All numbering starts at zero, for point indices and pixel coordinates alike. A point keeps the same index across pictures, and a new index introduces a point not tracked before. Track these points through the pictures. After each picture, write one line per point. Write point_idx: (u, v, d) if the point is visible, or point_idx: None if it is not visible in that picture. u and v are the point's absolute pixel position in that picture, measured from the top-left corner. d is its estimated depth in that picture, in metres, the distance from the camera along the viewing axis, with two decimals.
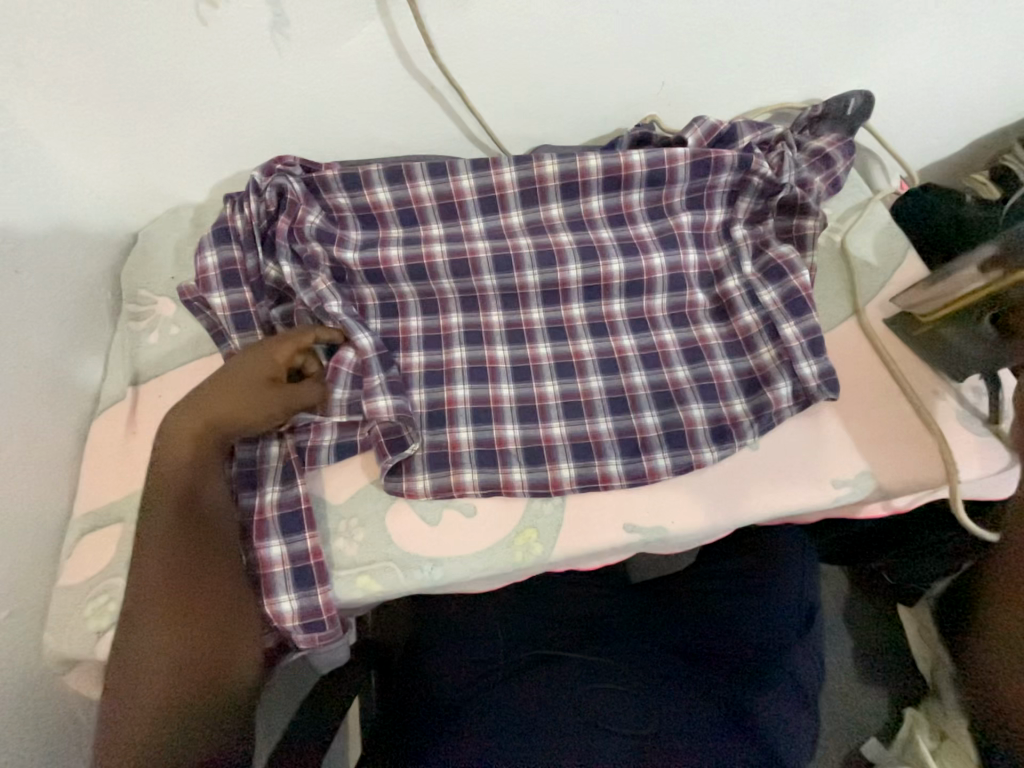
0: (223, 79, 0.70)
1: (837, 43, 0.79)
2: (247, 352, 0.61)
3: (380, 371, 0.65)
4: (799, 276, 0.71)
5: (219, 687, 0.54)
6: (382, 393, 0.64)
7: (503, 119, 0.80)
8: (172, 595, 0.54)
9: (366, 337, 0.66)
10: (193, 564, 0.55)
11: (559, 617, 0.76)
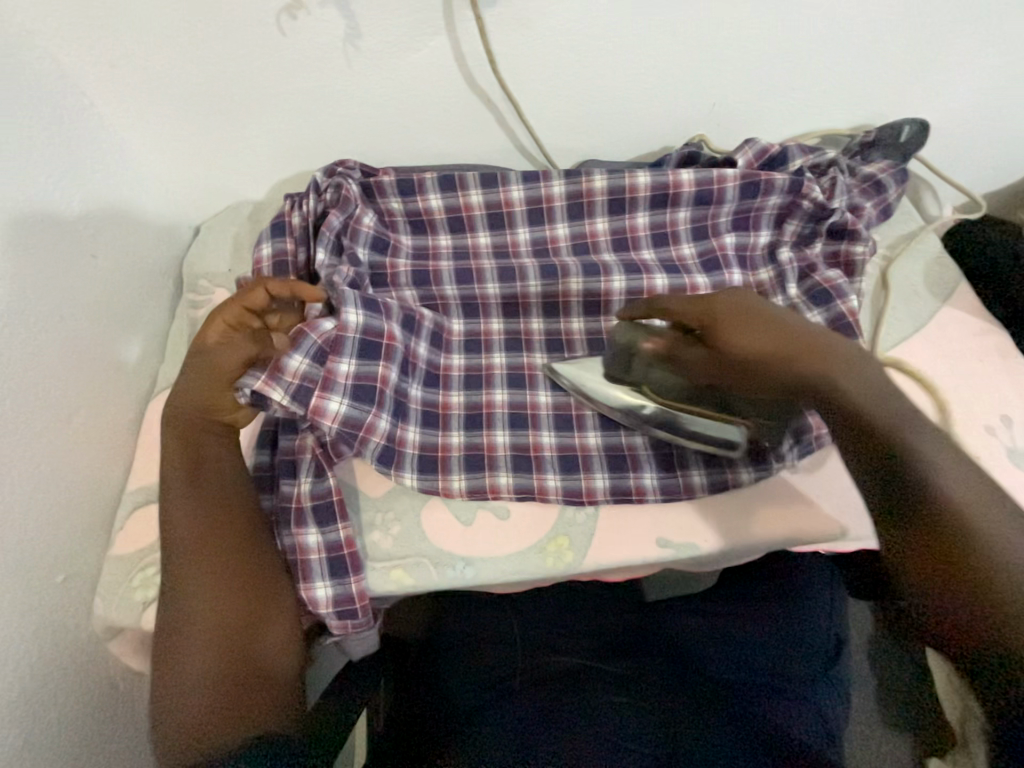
0: (294, 86, 0.74)
1: (894, 71, 0.79)
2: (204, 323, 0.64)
3: (350, 354, 0.64)
4: (847, 301, 0.70)
5: (259, 645, 0.56)
6: (338, 391, 0.62)
7: (554, 134, 0.82)
8: (206, 557, 0.57)
9: (351, 314, 0.65)
10: (216, 532, 0.58)
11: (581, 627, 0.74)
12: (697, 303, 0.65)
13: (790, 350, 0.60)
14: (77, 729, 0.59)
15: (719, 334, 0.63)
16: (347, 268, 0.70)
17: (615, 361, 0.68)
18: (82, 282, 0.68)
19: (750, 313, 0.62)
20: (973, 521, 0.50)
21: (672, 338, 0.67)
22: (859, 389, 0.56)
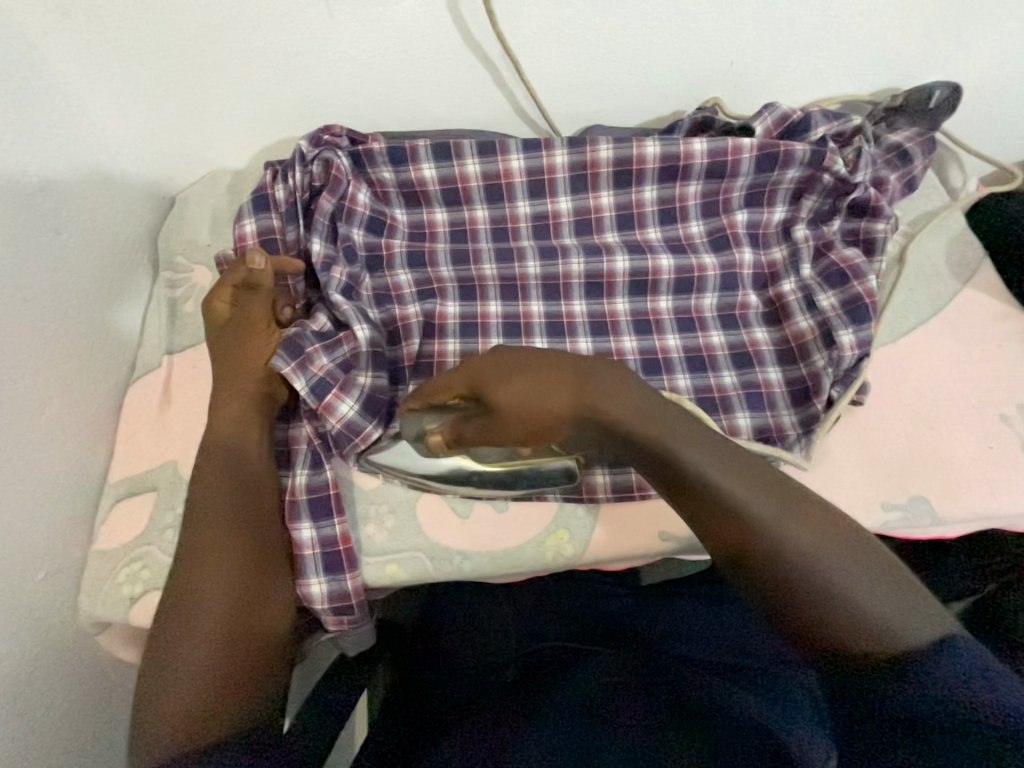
0: (269, 39, 0.67)
1: (927, 29, 0.73)
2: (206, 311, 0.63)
3: (368, 369, 0.64)
4: (865, 282, 0.66)
5: (266, 628, 0.54)
6: (354, 394, 0.62)
7: (557, 97, 0.76)
8: (234, 538, 0.55)
9: (361, 330, 0.64)
10: (244, 515, 0.56)
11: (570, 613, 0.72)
12: (460, 375, 0.57)
13: (587, 399, 0.54)
14: (66, 723, 0.59)
15: (491, 396, 0.56)
16: (340, 272, 0.66)
17: (415, 440, 0.61)
18: (47, 260, 0.63)
19: (495, 374, 0.56)
20: (782, 545, 0.47)
21: (457, 418, 0.59)
22: (626, 414, 0.53)
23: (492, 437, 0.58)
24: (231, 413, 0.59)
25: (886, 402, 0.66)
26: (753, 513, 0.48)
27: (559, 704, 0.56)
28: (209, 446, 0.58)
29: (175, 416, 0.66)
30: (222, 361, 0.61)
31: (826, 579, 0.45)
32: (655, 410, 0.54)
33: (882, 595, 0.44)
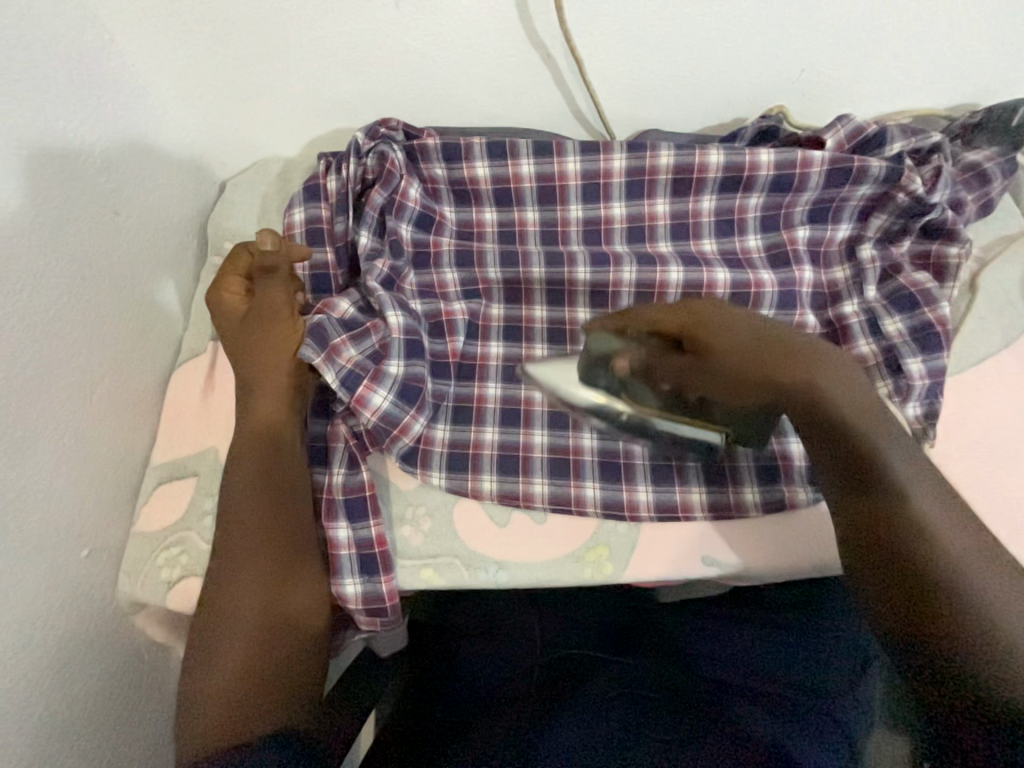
0: (333, 31, 0.66)
1: (1015, 43, 0.69)
2: (214, 305, 0.64)
3: (400, 357, 0.62)
4: (935, 309, 0.63)
5: (292, 627, 0.53)
6: (388, 384, 0.61)
7: (616, 98, 0.73)
8: (263, 535, 0.55)
9: (394, 318, 0.63)
10: (275, 512, 0.55)
11: (602, 625, 0.71)
12: (676, 313, 0.57)
13: (812, 380, 0.53)
14: (100, 701, 0.59)
15: (708, 340, 0.55)
16: (383, 264, 0.66)
17: (593, 369, 0.56)
18: (106, 241, 0.63)
19: (735, 325, 0.55)
20: (958, 568, 0.43)
21: (649, 354, 0.56)
22: (852, 405, 0.51)
23: (683, 380, 0.55)
24: (269, 408, 0.59)
25: (950, 436, 0.63)
26: (931, 532, 0.45)
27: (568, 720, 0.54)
28: (243, 442, 0.58)
29: (219, 403, 0.66)
30: (246, 352, 0.61)
31: (1002, 618, 0.41)
32: (867, 402, 0.52)
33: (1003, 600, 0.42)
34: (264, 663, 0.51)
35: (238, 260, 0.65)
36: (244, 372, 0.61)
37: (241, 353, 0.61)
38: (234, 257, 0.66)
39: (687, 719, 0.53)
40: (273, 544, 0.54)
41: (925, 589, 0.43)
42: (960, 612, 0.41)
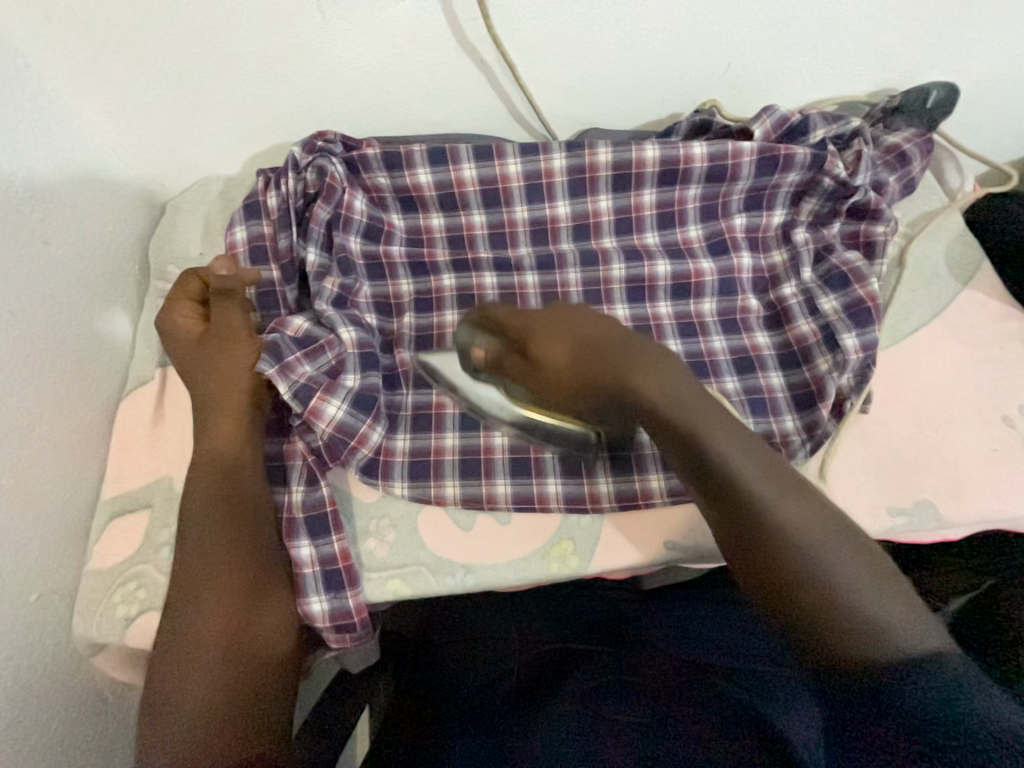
0: (259, 45, 0.65)
1: (924, 29, 0.72)
2: (168, 332, 0.63)
3: (357, 371, 0.62)
4: (866, 285, 0.66)
5: (256, 654, 0.52)
6: (341, 397, 0.60)
7: (553, 100, 0.75)
8: (222, 560, 0.53)
9: (347, 332, 0.63)
10: (235, 535, 0.54)
11: (578, 621, 0.71)
12: (517, 316, 0.58)
13: (677, 430, 0.53)
14: (62, 749, 0.57)
15: (538, 343, 0.56)
16: (332, 283, 0.66)
17: (463, 359, 0.58)
18: (35, 273, 0.61)
19: (561, 326, 0.57)
20: (838, 581, 0.45)
21: (502, 348, 0.57)
22: (681, 405, 0.53)
23: (531, 381, 0.56)
24: (230, 436, 0.58)
25: (889, 406, 0.66)
26: (810, 554, 0.47)
27: (558, 716, 0.55)
28: (200, 465, 0.57)
29: (170, 429, 0.65)
30: (204, 380, 0.60)
31: (859, 605, 0.44)
32: (702, 406, 0.54)
33: (875, 594, 0.45)
34: (229, 712, 0.49)
35: (190, 285, 0.65)
36: (203, 401, 0.59)
37: (200, 381, 0.60)
38: (183, 280, 0.65)
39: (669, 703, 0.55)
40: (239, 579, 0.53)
41: (832, 635, 0.43)
42: (855, 627, 0.43)
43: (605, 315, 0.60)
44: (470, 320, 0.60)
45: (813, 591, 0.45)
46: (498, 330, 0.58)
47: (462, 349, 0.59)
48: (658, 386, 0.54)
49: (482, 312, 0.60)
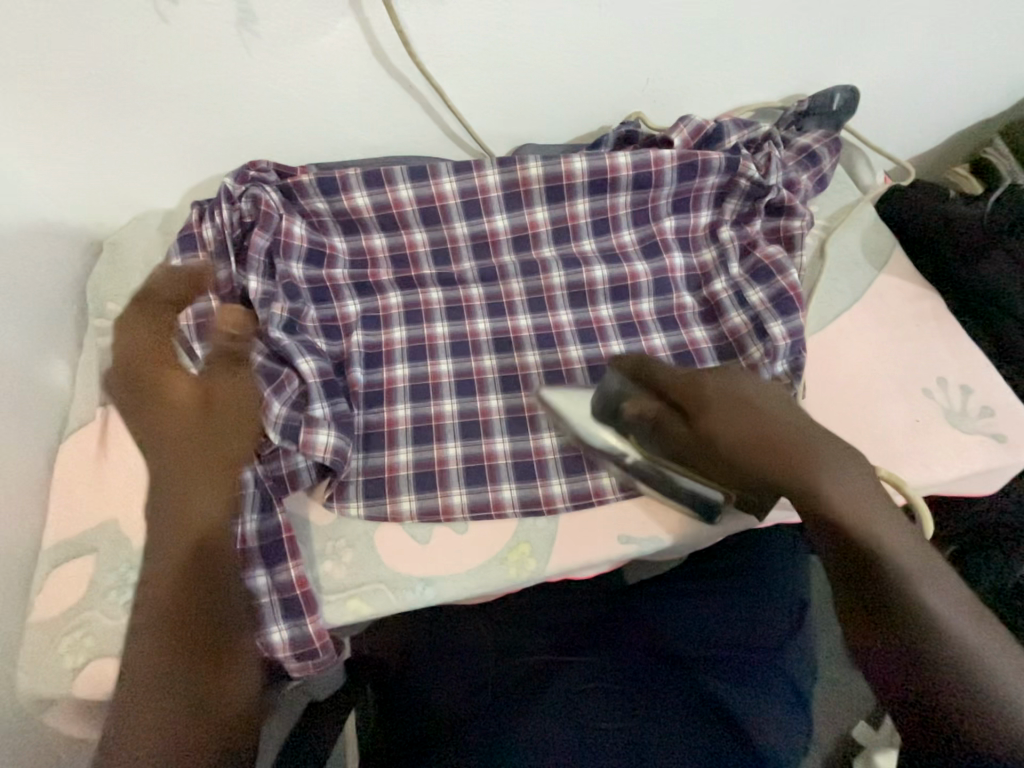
0: (185, 79, 0.66)
1: (821, 38, 0.78)
2: (128, 351, 0.64)
3: (323, 399, 0.63)
4: (788, 276, 0.70)
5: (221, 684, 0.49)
6: (325, 426, 0.61)
7: (485, 119, 0.78)
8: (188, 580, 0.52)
9: (306, 362, 0.63)
10: (201, 557, 0.54)
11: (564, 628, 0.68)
12: (687, 384, 0.63)
13: (809, 487, 0.56)
14: None
15: (711, 417, 0.60)
16: (281, 309, 0.66)
17: (603, 405, 0.61)
18: None
19: (739, 401, 0.61)
20: (947, 633, 0.50)
21: (659, 411, 0.61)
22: (847, 502, 0.55)
23: (695, 448, 0.59)
24: (208, 507, 0.56)
25: (819, 388, 0.70)
26: (928, 606, 0.51)
27: (528, 721, 0.59)
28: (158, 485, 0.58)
29: (114, 468, 0.63)
30: (164, 449, 0.59)
31: (965, 650, 0.49)
32: (863, 498, 0.56)
33: (985, 646, 0.49)
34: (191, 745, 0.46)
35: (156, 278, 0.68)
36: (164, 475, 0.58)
37: (238, 442, 0.60)
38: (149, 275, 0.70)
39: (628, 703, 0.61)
40: (217, 653, 0.51)
41: (929, 677, 0.48)
42: (959, 676, 0.47)
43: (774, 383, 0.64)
44: (623, 370, 0.65)
45: (963, 677, 0.47)
46: (654, 391, 0.63)
47: (615, 400, 0.61)
48: (841, 472, 0.57)
49: (643, 365, 0.65)
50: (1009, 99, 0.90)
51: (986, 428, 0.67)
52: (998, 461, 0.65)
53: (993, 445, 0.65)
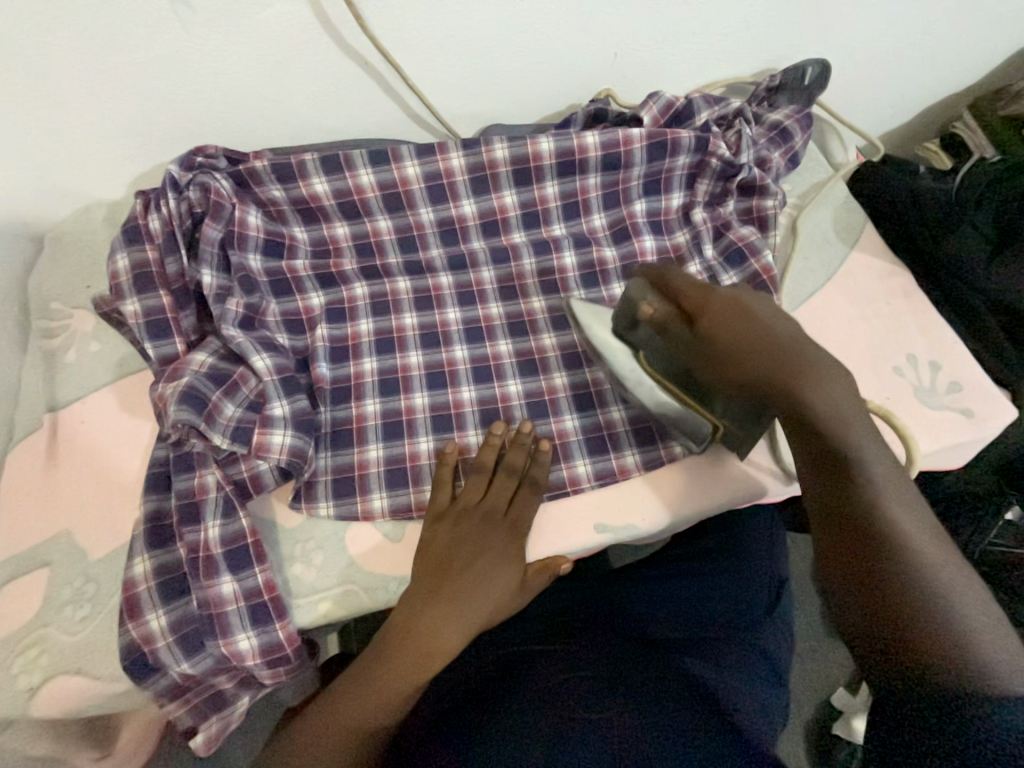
0: (118, 60, 0.61)
1: (792, 10, 0.76)
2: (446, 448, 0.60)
3: (282, 397, 0.60)
4: (760, 259, 0.69)
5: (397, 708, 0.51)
6: (282, 426, 0.58)
7: (448, 99, 0.75)
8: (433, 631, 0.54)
9: (262, 361, 0.60)
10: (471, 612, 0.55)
11: (546, 613, 0.70)
12: (697, 292, 0.57)
13: (787, 392, 0.52)
14: None
15: (710, 326, 0.55)
16: (236, 304, 0.63)
17: (621, 315, 0.61)
18: None
19: (744, 315, 0.56)
20: (910, 560, 0.43)
21: (670, 313, 0.58)
22: (831, 411, 0.50)
23: (688, 346, 0.57)
24: (391, 683, 0.52)
25: None
26: (896, 533, 0.44)
27: (524, 701, 0.54)
28: (507, 523, 0.59)
29: (66, 476, 0.60)
30: (462, 616, 0.54)
31: (928, 585, 0.41)
32: (852, 412, 0.50)
33: (963, 592, 0.41)
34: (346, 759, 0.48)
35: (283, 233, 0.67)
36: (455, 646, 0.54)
37: (505, 572, 0.57)
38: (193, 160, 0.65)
39: (632, 676, 0.56)
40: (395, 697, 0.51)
41: (880, 598, 0.42)
42: (913, 606, 0.41)
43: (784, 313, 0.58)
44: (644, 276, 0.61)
45: (918, 600, 0.41)
46: (670, 300, 0.58)
47: (630, 308, 0.60)
48: (838, 406, 0.50)
49: (662, 274, 0.60)
50: (978, 73, 0.89)
51: (956, 405, 0.67)
52: (965, 439, 0.66)
53: (962, 422, 0.66)
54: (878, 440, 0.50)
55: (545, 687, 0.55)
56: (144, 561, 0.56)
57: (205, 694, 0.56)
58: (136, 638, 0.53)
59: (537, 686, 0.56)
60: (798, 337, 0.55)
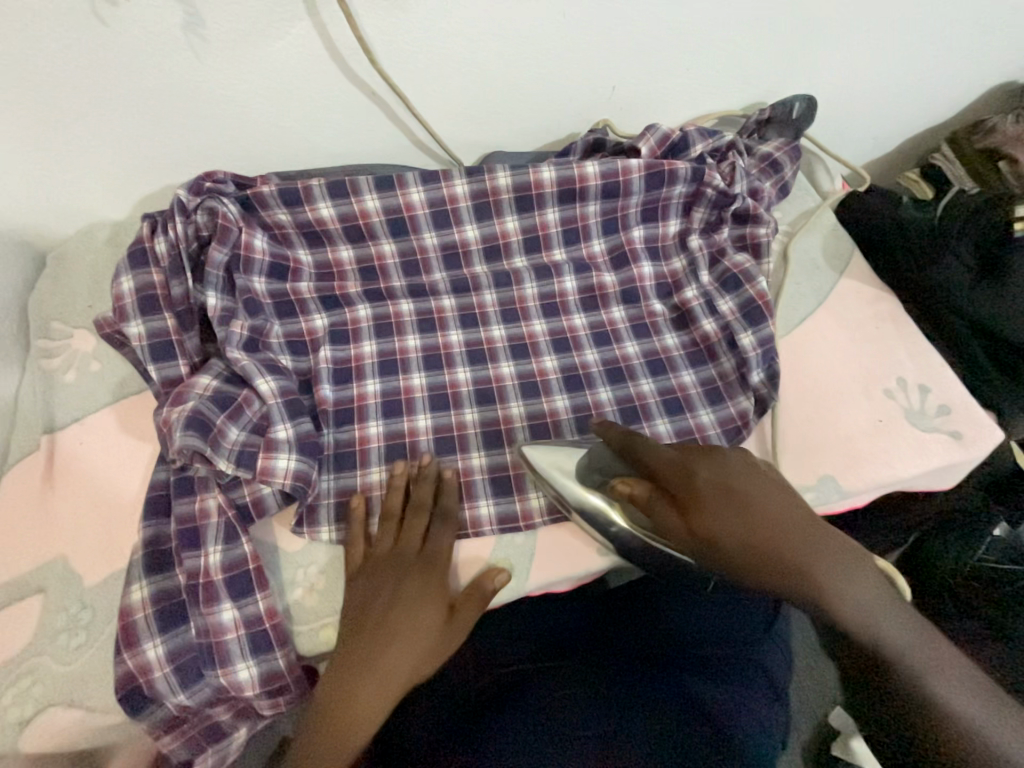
0: (128, 85, 0.62)
1: (781, 48, 0.79)
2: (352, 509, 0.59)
3: (285, 420, 0.60)
4: (755, 285, 0.71)
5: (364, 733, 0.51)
6: (286, 450, 0.58)
7: (452, 126, 0.77)
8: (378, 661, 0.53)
9: (266, 384, 0.60)
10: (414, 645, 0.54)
11: (545, 631, 0.70)
12: (674, 464, 0.58)
13: (798, 575, 0.52)
14: None
15: (702, 518, 0.55)
16: (241, 326, 0.63)
17: (591, 475, 0.60)
18: None
19: (734, 491, 0.56)
20: (945, 705, 0.44)
21: (648, 491, 0.58)
22: (849, 599, 0.51)
23: (687, 530, 0.56)
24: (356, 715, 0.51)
25: (788, 392, 0.72)
26: (925, 683, 0.45)
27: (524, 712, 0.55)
28: (418, 561, 0.58)
29: (63, 499, 0.59)
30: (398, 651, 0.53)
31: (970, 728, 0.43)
32: (862, 584, 0.52)
33: (997, 720, 0.43)
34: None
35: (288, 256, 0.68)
36: (378, 708, 0.52)
37: (427, 606, 0.56)
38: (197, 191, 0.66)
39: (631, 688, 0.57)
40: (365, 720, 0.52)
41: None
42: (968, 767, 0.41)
43: (762, 466, 0.59)
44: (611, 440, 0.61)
45: (972, 760, 0.41)
46: (644, 474, 0.59)
47: (591, 471, 0.60)
48: (843, 578, 0.52)
49: (632, 440, 0.60)
50: (955, 108, 0.94)
51: (946, 427, 0.69)
52: (954, 460, 0.68)
53: (951, 444, 0.68)
54: (893, 599, 0.52)
55: (544, 698, 0.56)
56: (142, 588, 0.55)
57: (201, 726, 0.55)
58: (132, 668, 0.52)
59: (534, 702, 0.56)
60: (791, 506, 0.56)
